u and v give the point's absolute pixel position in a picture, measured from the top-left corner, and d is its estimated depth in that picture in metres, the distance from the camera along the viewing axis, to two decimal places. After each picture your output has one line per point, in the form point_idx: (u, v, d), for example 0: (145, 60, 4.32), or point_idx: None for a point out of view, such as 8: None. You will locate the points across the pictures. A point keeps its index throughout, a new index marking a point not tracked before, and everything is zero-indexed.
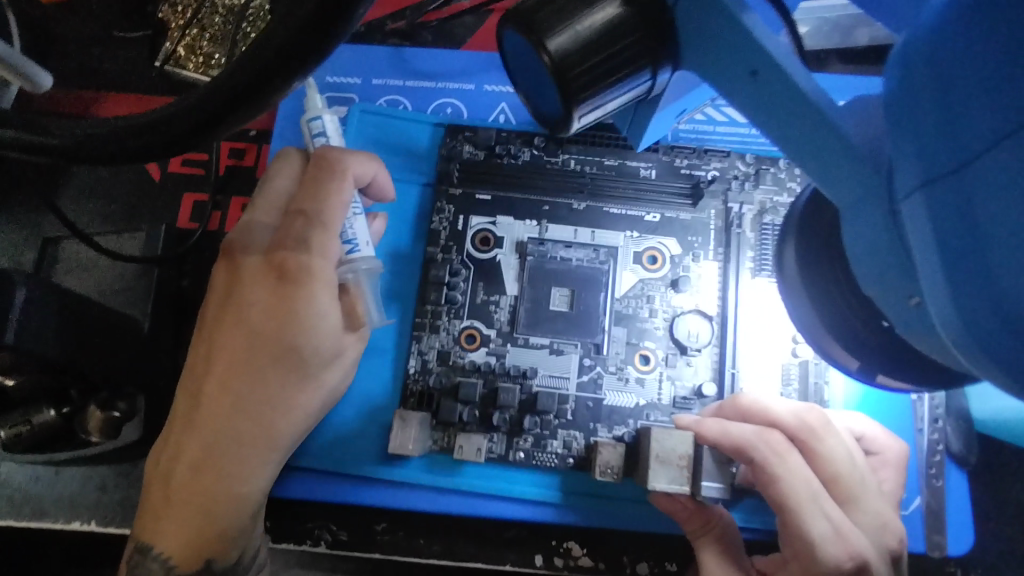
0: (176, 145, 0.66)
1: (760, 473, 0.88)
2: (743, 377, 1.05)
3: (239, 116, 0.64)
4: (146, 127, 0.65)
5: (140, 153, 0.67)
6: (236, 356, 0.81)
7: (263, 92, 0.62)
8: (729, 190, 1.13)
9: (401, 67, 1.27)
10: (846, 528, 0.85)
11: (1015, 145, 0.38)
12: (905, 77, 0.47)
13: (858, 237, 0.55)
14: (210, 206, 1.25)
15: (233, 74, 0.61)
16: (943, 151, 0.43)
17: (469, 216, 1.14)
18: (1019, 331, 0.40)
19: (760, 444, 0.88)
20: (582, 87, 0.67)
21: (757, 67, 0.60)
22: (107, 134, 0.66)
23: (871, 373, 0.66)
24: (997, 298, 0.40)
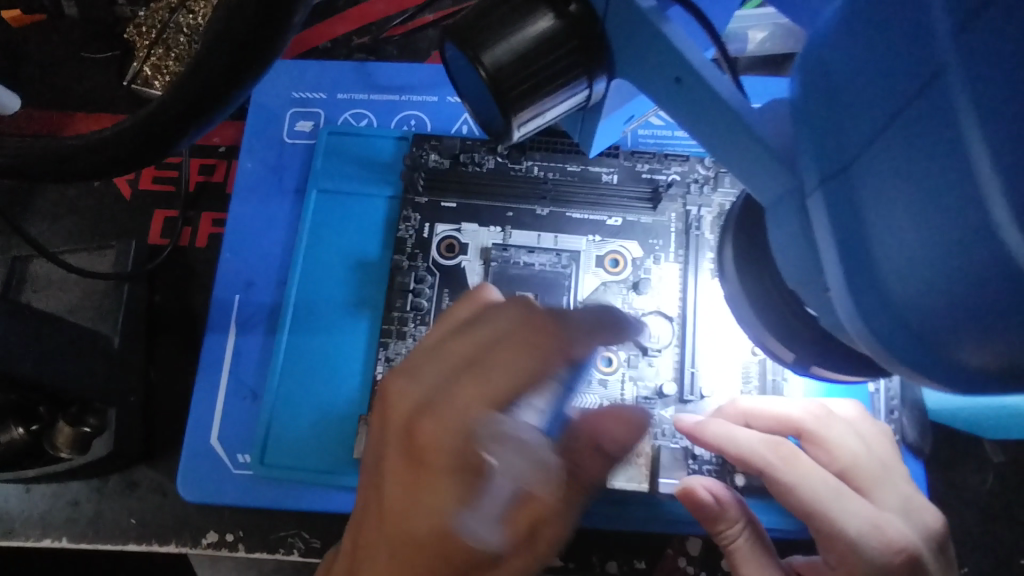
0: (126, 159, 0.68)
1: (771, 481, 0.92)
2: (702, 376, 1.07)
3: (184, 129, 0.66)
4: (98, 143, 0.67)
5: (95, 168, 0.69)
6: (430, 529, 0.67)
7: (204, 109, 0.64)
8: (688, 194, 1.15)
9: (365, 81, 1.30)
10: (879, 520, 0.91)
11: (891, 141, 0.40)
12: (805, 80, 0.50)
13: (780, 234, 0.58)
14: (180, 222, 1.27)
15: (176, 93, 0.62)
16: (835, 150, 0.46)
17: (434, 224, 1.16)
18: (909, 329, 0.42)
19: (771, 450, 0.92)
20: (518, 97, 0.69)
21: (681, 74, 0.62)
22: (59, 151, 0.68)
23: (805, 365, 0.69)
24: (888, 296, 0.43)
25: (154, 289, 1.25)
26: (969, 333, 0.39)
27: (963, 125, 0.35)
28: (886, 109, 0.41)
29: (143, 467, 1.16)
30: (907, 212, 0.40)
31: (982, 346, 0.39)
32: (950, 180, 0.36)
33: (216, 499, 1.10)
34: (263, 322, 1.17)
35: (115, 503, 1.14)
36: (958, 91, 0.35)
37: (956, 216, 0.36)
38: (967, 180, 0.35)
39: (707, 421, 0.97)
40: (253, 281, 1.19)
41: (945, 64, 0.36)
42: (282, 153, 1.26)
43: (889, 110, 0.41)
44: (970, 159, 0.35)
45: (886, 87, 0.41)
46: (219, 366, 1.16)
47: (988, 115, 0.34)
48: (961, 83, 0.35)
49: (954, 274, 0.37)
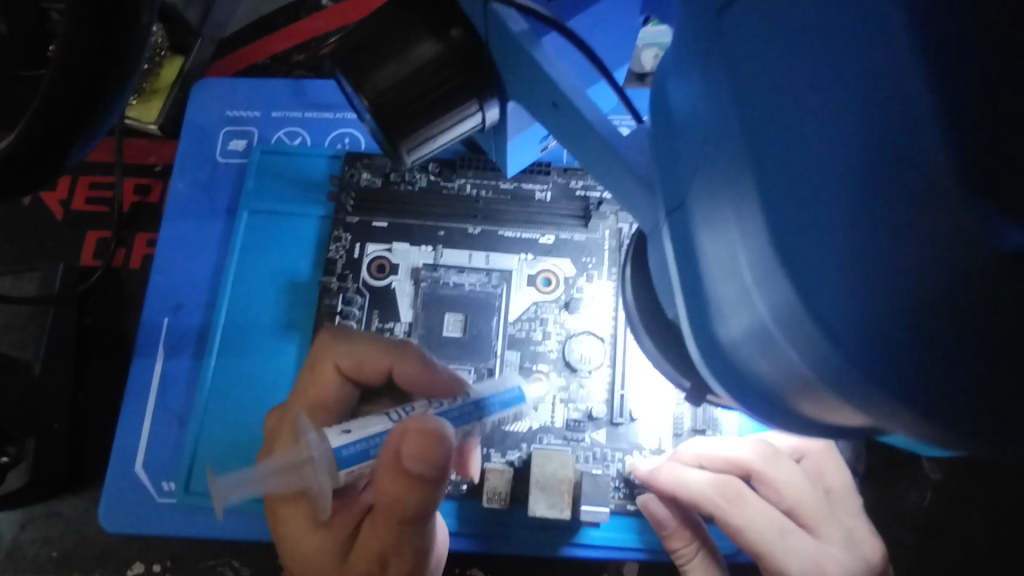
0: (8, 185, 0.66)
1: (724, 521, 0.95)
2: (632, 398, 1.05)
3: (61, 150, 0.64)
4: None
5: None
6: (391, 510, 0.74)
7: (67, 133, 0.62)
8: (621, 210, 1.14)
9: (300, 98, 1.28)
10: (822, 557, 0.93)
11: (705, 197, 0.43)
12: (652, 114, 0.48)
13: (653, 265, 0.56)
14: (112, 243, 1.25)
15: (38, 116, 0.60)
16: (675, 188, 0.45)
17: (364, 244, 1.14)
18: (744, 381, 0.45)
19: (717, 489, 0.95)
20: (404, 124, 0.68)
21: (556, 99, 0.60)
22: None
23: (701, 394, 0.67)
24: (719, 353, 0.46)
25: (84, 312, 1.23)
26: (803, 393, 0.42)
27: (728, 210, 0.41)
28: (701, 162, 0.43)
29: (68, 495, 1.13)
30: (718, 273, 0.43)
31: (826, 403, 0.42)
32: (734, 267, 0.41)
33: (138, 529, 1.07)
34: (191, 346, 1.15)
35: (38, 534, 1.11)
36: (721, 167, 0.41)
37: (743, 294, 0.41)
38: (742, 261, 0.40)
39: (660, 468, 0.97)
40: (182, 303, 1.17)
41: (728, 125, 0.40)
42: (215, 173, 1.24)
43: (702, 164, 0.43)
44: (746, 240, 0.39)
45: (698, 139, 0.44)
46: (145, 391, 1.13)
47: (758, 195, 0.38)
48: (721, 161, 0.41)
49: (762, 346, 0.41)
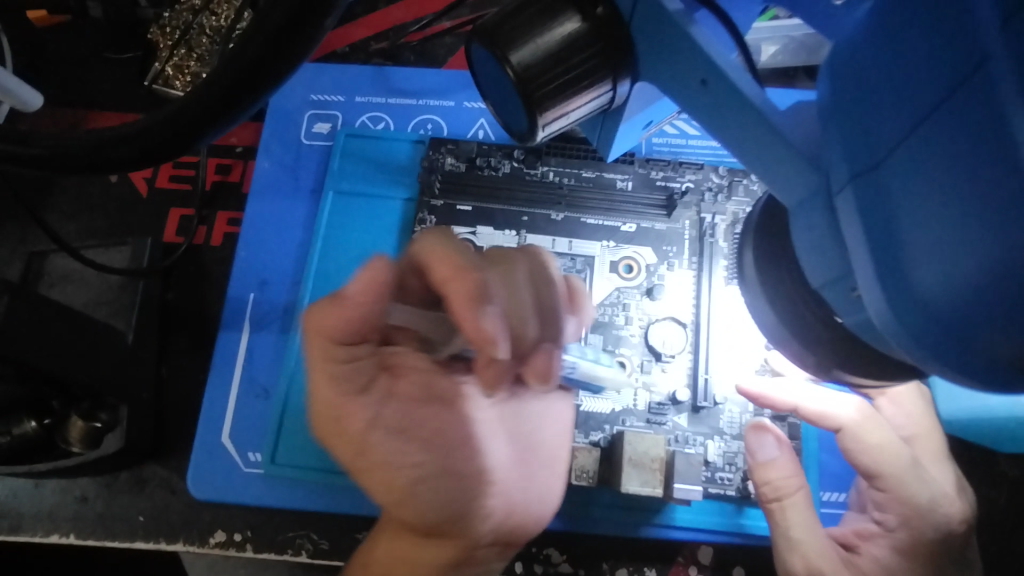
0: (162, 149, 0.68)
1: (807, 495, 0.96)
2: (715, 383, 1.07)
3: (218, 119, 0.66)
4: (125, 138, 0.67)
5: (123, 162, 0.69)
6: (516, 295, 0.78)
7: (232, 105, 0.65)
8: (702, 202, 1.16)
9: (383, 85, 1.31)
10: (948, 489, 0.98)
11: (927, 129, 0.40)
12: (847, 78, 0.49)
13: (804, 233, 0.58)
14: (196, 220, 1.27)
15: (207, 86, 0.63)
16: (880, 140, 0.44)
17: (450, 227, 1.16)
18: (948, 328, 0.42)
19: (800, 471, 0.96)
20: (544, 98, 0.70)
21: (706, 76, 0.63)
22: (86, 146, 0.68)
23: (826, 368, 0.68)
24: (923, 297, 0.42)
25: (168, 287, 1.26)
26: (993, 319, 0.39)
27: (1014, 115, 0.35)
28: (926, 94, 0.41)
29: (153, 463, 1.16)
30: (941, 204, 0.40)
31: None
32: (999, 173, 0.36)
33: (224, 497, 1.09)
34: (277, 321, 1.17)
35: (124, 500, 1.14)
36: (1010, 75, 0.35)
37: (1008, 206, 0.35)
38: (1019, 171, 0.35)
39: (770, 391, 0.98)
40: (268, 279, 1.19)
41: (998, 50, 0.36)
42: (299, 154, 1.27)
43: (926, 97, 0.41)
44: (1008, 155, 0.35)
45: (918, 74, 0.42)
46: (231, 364, 1.15)
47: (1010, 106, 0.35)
48: (1011, 70, 0.35)
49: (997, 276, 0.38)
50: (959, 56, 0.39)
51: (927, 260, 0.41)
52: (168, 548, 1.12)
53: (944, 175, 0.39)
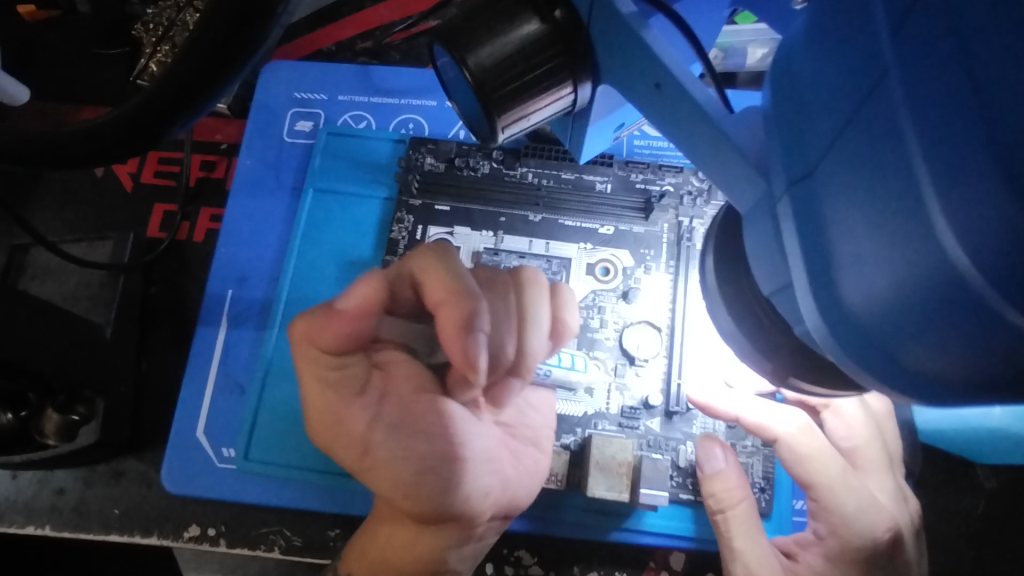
0: (120, 147, 0.69)
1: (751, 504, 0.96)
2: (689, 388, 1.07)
3: (174, 117, 0.67)
4: (82, 133, 0.68)
5: (83, 157, 0.70)
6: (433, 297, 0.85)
7: (188, 101, 0.66)
8: (680, 205, 1.15)
9: (366, 84, 1.31)
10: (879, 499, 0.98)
11: (854, 133, 0.39)
12: (783, 87, 0.49)
13: (755, 240, 0.58)
14: (178, 216, 1.28)
15: (162, 83, 0.64)
16: (806, 150, 0.45)
17: (427, 226, 1.16)
18: (872, 337, 0.41)
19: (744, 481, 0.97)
20: (502, 100, 0.70)
21: (660, 80, 0.63)
22: (45, 140, 0.69)
23: (783, 376, 0.68)
24: (848, 304, 0.41)
25: (149, 282, 1.27)
26: (917, 333, 0.38)
27: (907, 132, 0.35)
28: (853, 98, 0.40)
29: (129, 457, 1.17)
30: (865, 210, 0.39)
31: (948, 353, 0.38)
32: (906, 187, 0.35)
33: (197, 492, 1.10)
34: (255, 317, 1.18)
35: (100, 492, 1.15)
36: (901, 92, 0.36)
37: (911, 220, 0.35)
38: (935, 175, 0.34)
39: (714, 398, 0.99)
40: (247, 277, 1.20)
41: (895, 65, 0.37)
42: (282, 152, 1.27)
43: (853, 101, 0.40)
44: (923, 159, 0.34)
45: (846, 79, 0.41)
46: (208, 360, 1.16)
47: (928, 110, 0.34)
48: (920, 84, 0.35)
49: (914, 283, 0.36)
50: (880, 60, 0.38)
51: (852, 272, 0.40)
52: (143, 541, 1.13)
53: (867, 180, 0.38)
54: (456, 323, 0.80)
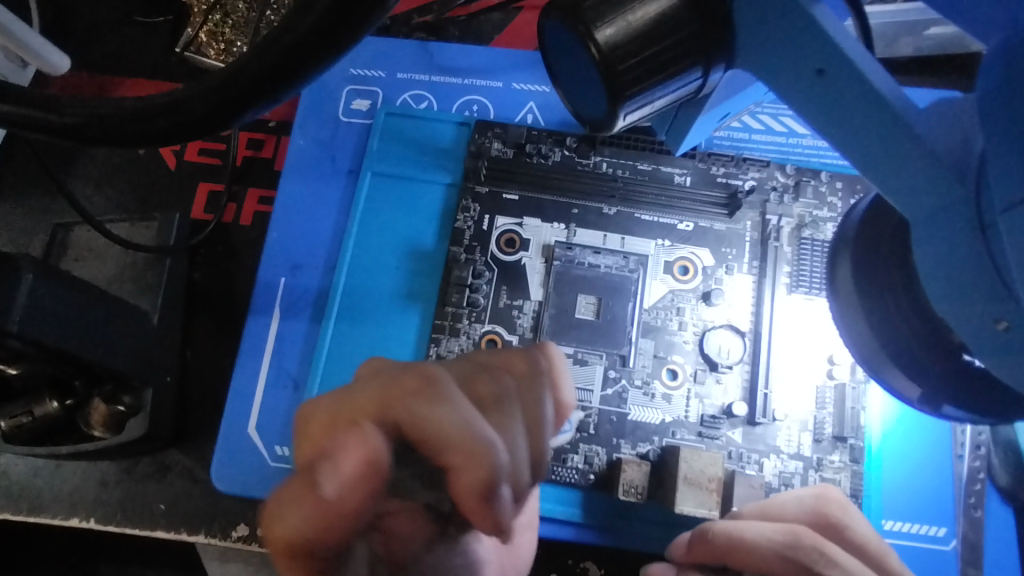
0: (188, 128, 0.55)
1: (789, 564, 0.77)
2: (775, 398, 1.00)
3: (265, 93, 0.53)
4: (164, 103, 0.54)
5: (157, 134, 0.55)
6: (369, 390, 0.53)
7: (305, 58, 0.51)
8: (767, 202, 1.09)
9: (427, 62, 1.24)
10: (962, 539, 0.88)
11: None
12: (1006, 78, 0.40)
13: (930, 249, 0.51)
14: (225, 198, 1.21)
15: (278, 35, 0.50)
16: None
17: (495, 216, 1.09)
18: None
19: (784, 535, 0.79)
20: (628, 84, 0.63)
21: (825, 66, 0.55)
22: (115, 112, 0.54)
23: (935, 403, 0.62)
24: None
25: (194, 266, 1.20)
26: None
27: None
28: None
29: (174, 451, 1.12)
30: None
31: None
32: None
33: (248, 492, 1.04)
34: (309, 308, 1.11)
35: (145, 486, 1.09)
36: None
37: None
38: None
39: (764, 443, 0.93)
40: (301, 264, 1.13)
41: None
42: (337, 132, 1.19)
43: None
44: None
45: None
46: (260, 352, 1.10)
47: None
48: None
49: None
50: None
51: None
52: (190, 539, 1.08)
53: None
54: (374, 444, 0.47)
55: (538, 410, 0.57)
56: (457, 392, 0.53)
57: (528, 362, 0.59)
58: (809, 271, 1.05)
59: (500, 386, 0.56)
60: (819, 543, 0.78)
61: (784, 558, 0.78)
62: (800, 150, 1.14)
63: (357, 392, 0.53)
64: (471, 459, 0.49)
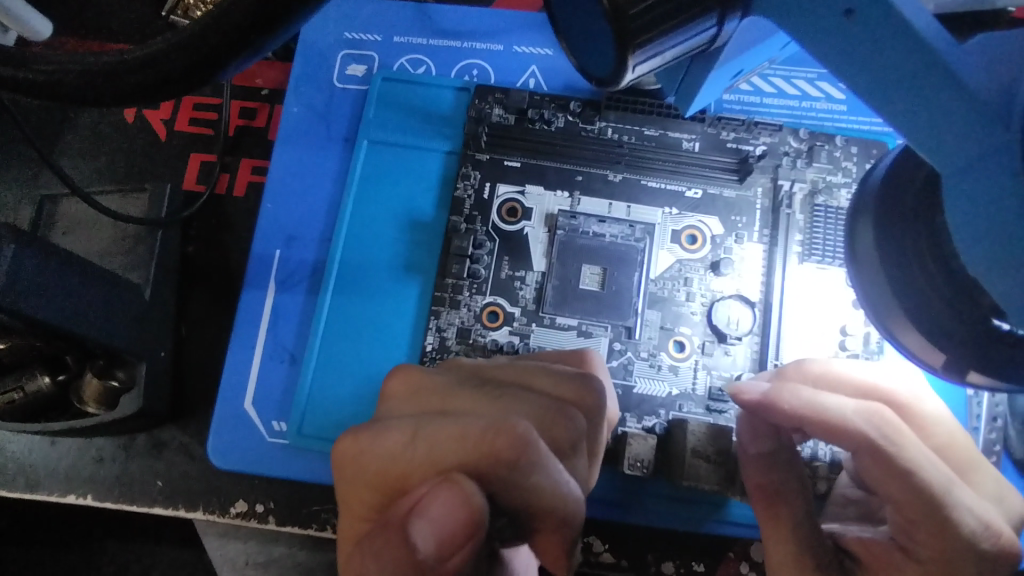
0: (188, 76, 0.52)
1: (880, 464, 0.70)
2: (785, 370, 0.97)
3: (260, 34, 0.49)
4: (143, 60, 0.51)
5: (143, 92, 0.53)
6: (472, 439, 0.59)
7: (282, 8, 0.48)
8: (780, 166, 1.04)
9: (424, 24, 1.18)
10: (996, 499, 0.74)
11: None
12: None
13: (967, 208, 0.48)
14: (218, 168, 1.17)
15: None
16: None
17: (496, 184, 1.05)
18: None
19: (868, 421, 0.71)
20: (640, 31, 0.58)
21: (854, 5, 0.50)
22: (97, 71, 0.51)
23: (960, 370, 0.59)
24: None
25: (187, 239, 1.17)
26: None
27: None
28: None
29: (171, 427, 1.10)
30: None
31: None
32: None
33: (245, 468, 1.02)
34: (305, 281, 1.08)
35: (142, 462, 1.08)
36: None
37: None
38: None
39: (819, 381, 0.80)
40: (297, 236, 1.10)
41: None
42: (332, 99, 1.15)
43: None
44: None
45: None
46: (256, 325, 1.07)
47: None
48: None
49: None
50: None
51: None
52: (189, 515, 1.06)
53: None
54: (476, 509, 0.56)
55: (594, 439, 0.72)
56: (549, 456, 0.60)
57: (593, 398, 0.71)
58: (821, 240, 1.01)
59: (574, 428, 0.66)
60: (898, 425, 0.71)
61: (866, 445, 0.70)
62: (812, 113, 1.11)
63: (464, 439, 0.60)
64: (558, 520, 0.61)
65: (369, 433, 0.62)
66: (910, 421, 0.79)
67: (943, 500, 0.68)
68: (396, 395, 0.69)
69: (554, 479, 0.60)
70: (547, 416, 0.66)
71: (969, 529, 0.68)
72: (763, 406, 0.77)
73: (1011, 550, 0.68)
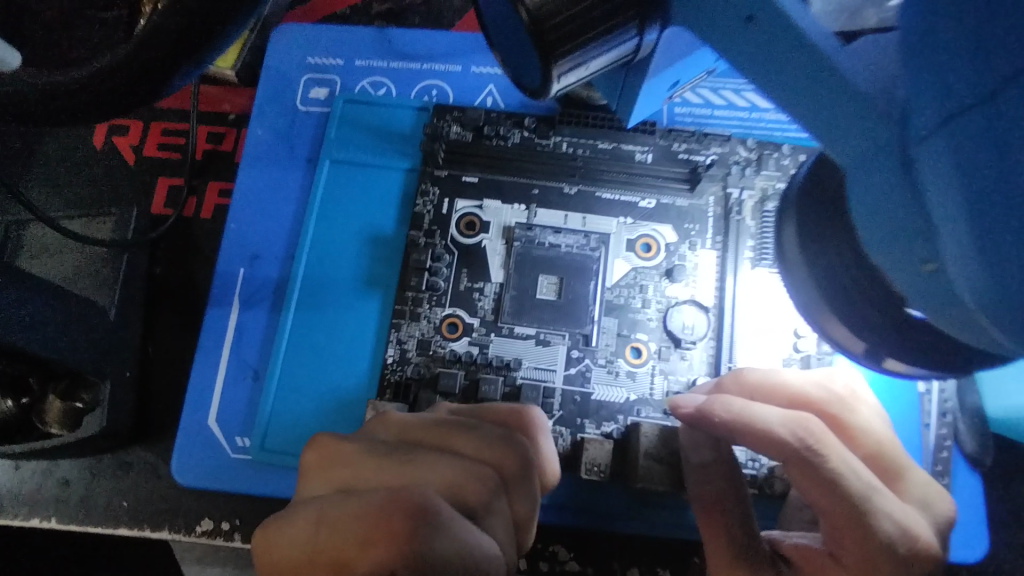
0: (124, 96, 0.59)
1: (804, 471, 0.71)
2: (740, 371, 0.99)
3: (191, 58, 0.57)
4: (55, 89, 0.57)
5: (61, 116, 0.60)
6: (367, 512, 0.57)
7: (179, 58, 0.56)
8: (729, 175, 1.08)
9: (386, 48, 1.23)
10: (932, 497, 0.75)
11: None
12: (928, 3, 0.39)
13: (863, 196, 0.50)
14: (185, 191, 1.20)
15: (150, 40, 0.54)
16: None
17: (454, 200, 1.08)
18: None
19: (794, 432, 0.72)
20: (559, 43, 0.61)
21: (754, 12, 0.54)
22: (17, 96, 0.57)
23: (879, 355, 0.61)
24: None
25: (154, 260, 1.19)
26: None
27: None
28: None
29: (137, 447, 1.10)
30: None
31: None
32: None
33: (209, 486, 1.01)
34: (268, 298, 1.10)
35: (108, 483, 1.07)
36: None
37: None
38: None
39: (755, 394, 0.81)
40: (260, 254, 1.11)
41: None
42: (295, 120, 1.18)
43: None
44: None
45: None
46: (220, 342, 1.08)
47: None
48: None
49: None
50: None
51: None
52: (154, 535, 1.05)
53: None
54: None
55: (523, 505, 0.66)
56: (452, 518, 0.56)
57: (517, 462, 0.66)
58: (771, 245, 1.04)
59: (489, 488, 0.62)
60: (825, 436, 0.72)
61: (793, 455, 0.71)
62: (761, 124, 1.14)
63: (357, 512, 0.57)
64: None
65: (273, 532, 0.59)
66: (841, 430, 0.80)
67: (862, 507, 0.69)
68: (307, 472, 0.65)
69: (457, 546, 0.55)
70: (453, 475, 0.62)
71: (887, 534, 0.69)
72: (699, 420, 0.78)
73: (930, 554, 0.70)
